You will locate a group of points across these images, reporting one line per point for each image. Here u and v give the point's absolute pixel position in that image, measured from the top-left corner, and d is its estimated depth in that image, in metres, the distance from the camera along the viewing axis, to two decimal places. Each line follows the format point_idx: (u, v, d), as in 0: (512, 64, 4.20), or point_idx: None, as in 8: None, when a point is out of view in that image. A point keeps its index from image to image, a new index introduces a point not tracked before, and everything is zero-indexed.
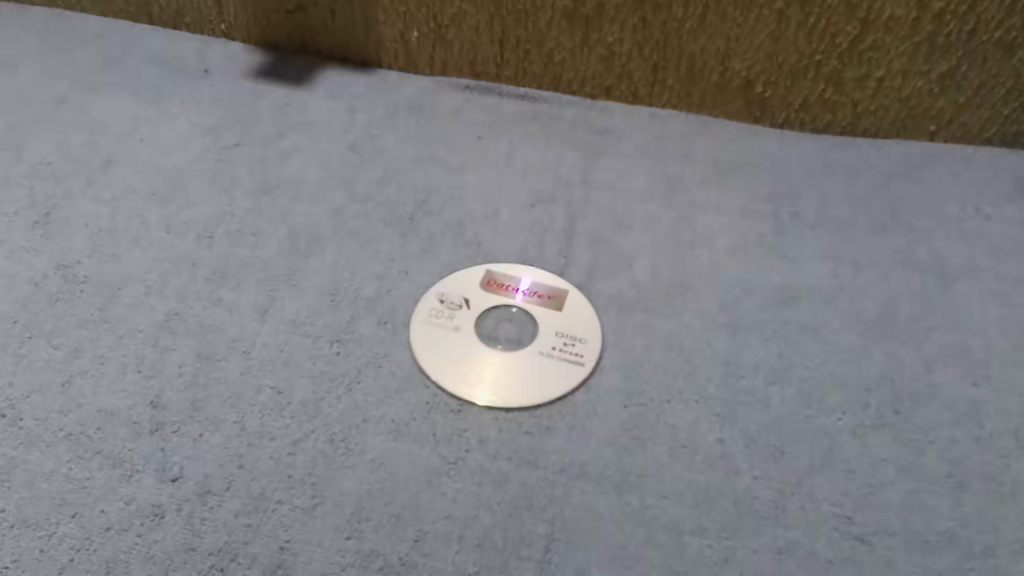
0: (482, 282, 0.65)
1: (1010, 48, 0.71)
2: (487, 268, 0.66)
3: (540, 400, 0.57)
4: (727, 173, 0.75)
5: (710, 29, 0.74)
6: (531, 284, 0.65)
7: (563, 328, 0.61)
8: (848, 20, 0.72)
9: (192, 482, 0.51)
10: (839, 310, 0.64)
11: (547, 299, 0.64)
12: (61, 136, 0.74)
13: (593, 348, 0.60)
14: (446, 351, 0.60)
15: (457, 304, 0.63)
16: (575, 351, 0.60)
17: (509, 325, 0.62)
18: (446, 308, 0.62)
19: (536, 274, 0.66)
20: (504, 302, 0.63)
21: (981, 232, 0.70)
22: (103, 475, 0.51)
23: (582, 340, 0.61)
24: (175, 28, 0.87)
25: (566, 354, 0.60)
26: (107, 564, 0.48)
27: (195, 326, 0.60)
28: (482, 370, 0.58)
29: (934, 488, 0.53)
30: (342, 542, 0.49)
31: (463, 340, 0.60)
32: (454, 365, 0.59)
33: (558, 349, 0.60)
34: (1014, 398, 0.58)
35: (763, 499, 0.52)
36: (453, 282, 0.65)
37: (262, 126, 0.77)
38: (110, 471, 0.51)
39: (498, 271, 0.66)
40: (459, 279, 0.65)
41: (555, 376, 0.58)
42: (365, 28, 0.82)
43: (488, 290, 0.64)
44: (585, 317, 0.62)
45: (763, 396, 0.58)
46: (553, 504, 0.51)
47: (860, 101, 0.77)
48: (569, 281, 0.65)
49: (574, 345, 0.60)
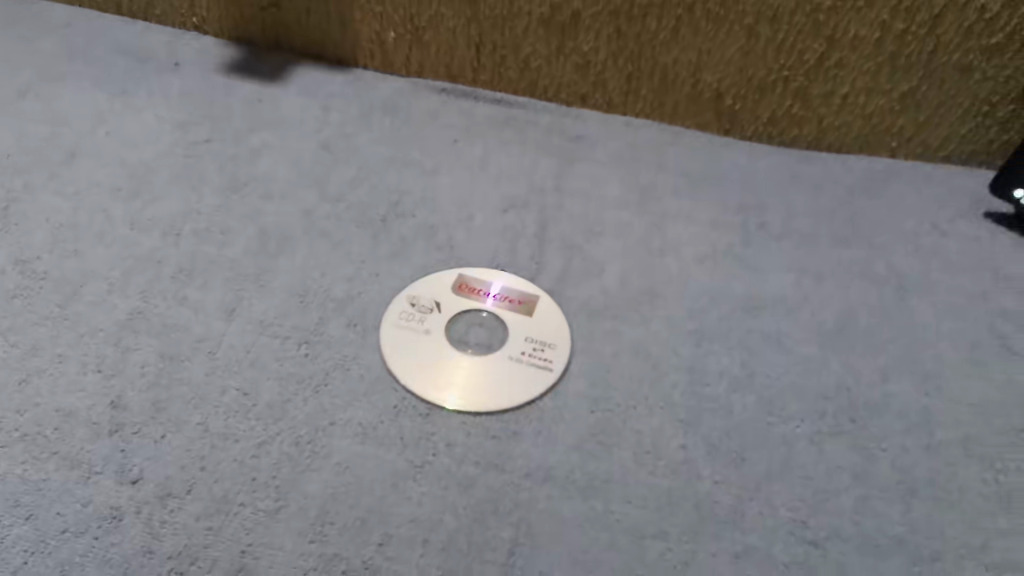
0: (454, 286, 0.65)
1: (967, 71, 0.74)
2: (459, 272, 0.66)
3: (509, 404, 0.57)
4: (697, 183, 0.77)
5: (683, 42, 0.76)
6: (502, 289, 0.65)
7: (533, 333, 0.62)
8: (815, 38, 0.74)
9: (152, 483, 0.50)
10: (801, 320, 0.66)
11: (517, 304, 0.64)
12: (22, 126, 0.72)
13: (562, 353, 0.61)
14: (416, 354, 0.60)
15: (428, 307, 0.63)
16: (544, 356, 0.61)
17: (479, 329, 0.62)
18: (416, 312, 0.63)
19: (507, 279, 0.66)
20: (475, 306, 0.64)
21: (937, 247, 0.73)
22: (60, 476, 0.50)
23: (551, 345, 0.61)
24: (145, 19, 0.85)
25: (535, 359, 0.60)
26: (63, 567, 0.47)
27: (158, 325, 0.59)
28: (452, 374, 0.59)
29: (886, 495, 0.55)
30: (305, 545, 0.49)
31: (432, 344, 0.60)
32: (424, 370, 0.59)
33: (527, 354, 0.61)
34: (963, 408, 0.60)
35: (723, 504, 0.53)
36: (425, 285, 0.65)
37: (233, 122, 0.76)
38: (68, 472, 0.50)
39: (470, 275, 0.66)
40: (431, 282, 0.65)
41: (524, 380, 0.59)
42: (340, 27, 0.81)
43: (459, 294, 0.65)
44: (554, 323, 0.63)
45: (726, 403, 0.59)
46: (518, 508, 0.52)
47: (825, 117, 0.80)
48: (539, 286, 0.66)
49: (543, 350, 0.61)
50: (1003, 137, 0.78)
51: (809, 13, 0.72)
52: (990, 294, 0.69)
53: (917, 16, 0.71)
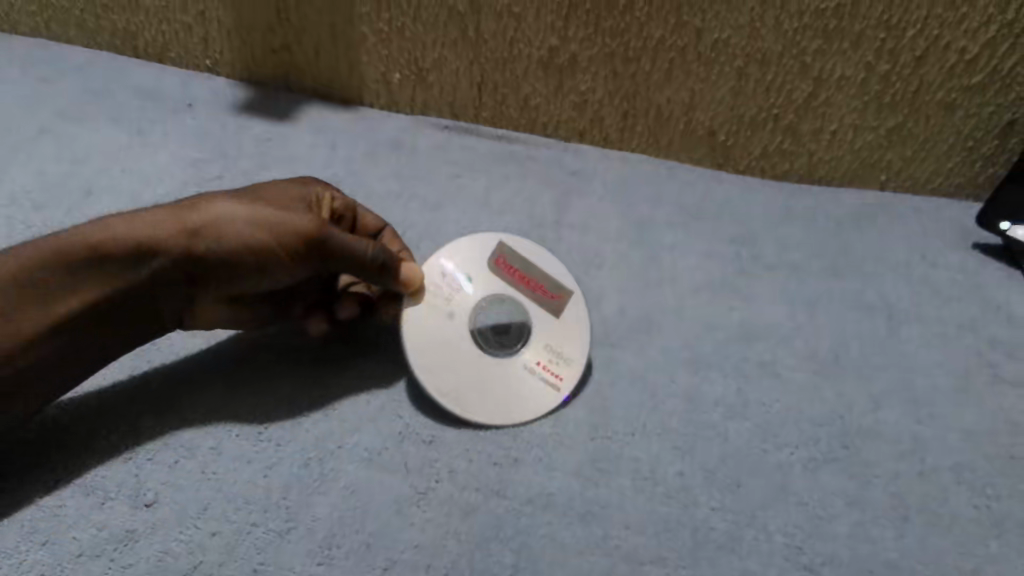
0: (492, 259, 0.65)
1: (951, 108, 0.77)
2: (500, 243, 0.66)
3: (501, 421, 0.60)
4: (691, 216, 0.79)
5: (676, 82, 0.78)
6: (537, 278, 0.65)
7: (553, 343, 0.63)
8: (802, 79, 0.76)
9: (144, 408, 0.58)
10: (796, 349, 0.68)
11: (550, 297, 0.65)
12: (40, 166, 0.76)
13: (578, 368, 0.62)
14: (432, 334, 0.61)
15: (458, 283, 0.64)
16: (556, 372, 0.62)
17: (498, 316, 0.64)
18: (446, 285, 0.63)
19: (545, 265, 0.66)
20: (503, 290, 0.64)
21: (927, 277, 0.75)
22: (36, 464, 0.55)
23: (568, 359, 0.62)
24: (160, 61, 0.88)
25: (546, 374, 0.62)
26: (115, 545, 0.53)
27: (170, 354, 0.61)
28: (457, 364, 0.61)
29: (880, 521, 0.58)
30: (310, 468, 0.57)
31: (453, 323, 0.62)
32: (434, 353, 0.61)
33: (542, 363, 0.62)
34: (954, 435, 0.63)
35: (719, 529, 0.56)
36: (462, 253, 0.65)
37: (242, 160, 0.80)
38: (73, 476, 0.55)
39: (511, 249, 0.66)
40: (468, 250, 0.65)
41: (531, 396, 0.61)
42: (349, 69, 0.84)
43: (494, 271, 0.65)
44: (576, 332, 0.64)
45: (721, 431, 0.62)
46: (519, 534, 0.55)
47: (815, 152, 0.82)
48: (573, 281, 0.66)
49: (558, 364, 0.62)
50: (988, 171, 0.81)
51: (796, 56, 0.75)
52: (980, 323, 0.71)
53: (899, 57, 0.74)
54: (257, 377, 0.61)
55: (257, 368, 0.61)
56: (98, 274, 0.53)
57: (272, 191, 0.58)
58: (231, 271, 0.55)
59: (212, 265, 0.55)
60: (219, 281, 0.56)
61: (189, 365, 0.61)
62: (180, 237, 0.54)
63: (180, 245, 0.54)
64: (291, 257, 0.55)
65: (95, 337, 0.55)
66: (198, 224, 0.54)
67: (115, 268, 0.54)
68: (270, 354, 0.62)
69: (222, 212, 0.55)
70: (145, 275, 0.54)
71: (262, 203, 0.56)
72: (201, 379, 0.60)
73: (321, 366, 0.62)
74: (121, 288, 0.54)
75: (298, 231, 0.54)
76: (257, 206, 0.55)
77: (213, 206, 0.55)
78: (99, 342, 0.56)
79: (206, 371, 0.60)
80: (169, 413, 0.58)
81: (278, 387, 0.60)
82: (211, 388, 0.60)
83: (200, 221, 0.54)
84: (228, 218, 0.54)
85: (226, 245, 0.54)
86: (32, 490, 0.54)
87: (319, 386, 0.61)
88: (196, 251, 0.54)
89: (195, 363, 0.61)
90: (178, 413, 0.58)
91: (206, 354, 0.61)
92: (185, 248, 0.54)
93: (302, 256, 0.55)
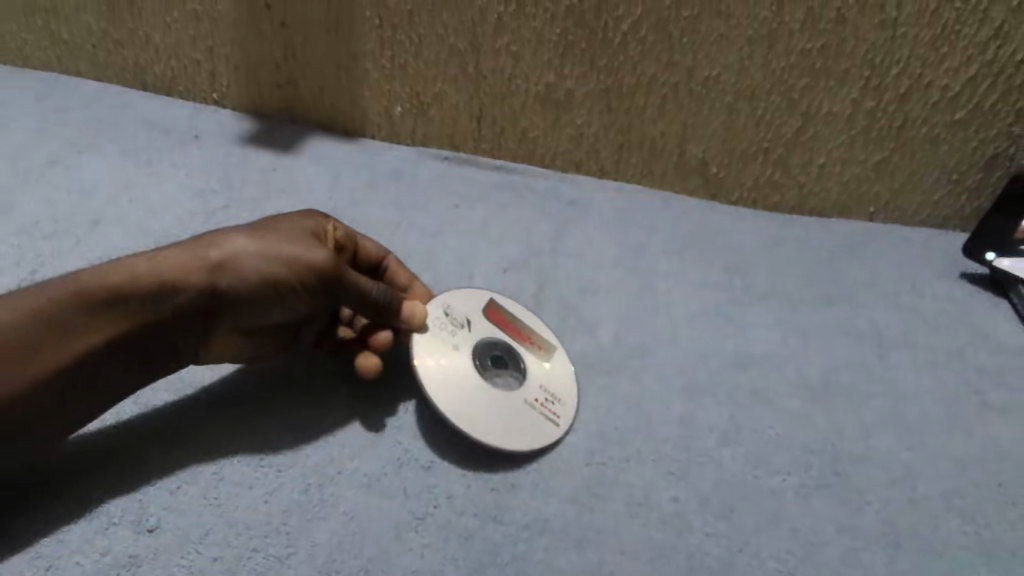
0: (486, 308, 0.68)
1: (935, 142, 0.80)
2: (490, 296, 0.69)
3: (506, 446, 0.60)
4: (685, 245, 0.81)
5: (669, 116, 0.81)
6: (527, 328, 0.68)
7: (547, 383, 0.65)
8: (791, 114, 0.79)
9: (151, 436, 0.59)
10: (788, 376, 0.69)
11: (537, 347, 0.67)
12: (48, 194, 0.78)
13: (570, 410, 0.64)
14: (441, 366, 0.62)
15: (460, 323, 0.65)
16: (554, 410, 0.63)
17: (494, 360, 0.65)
18: (449, 324, 0.65)
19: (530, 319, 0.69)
20: (499, 335, 0.66)
21: (915, 306, 0.77)
22: (40, 493, 0.55)
23: (562, 401, 0.64)
24: (168, 94, 0.91)
25: (545, 411, 0.63)
26: (118, 571, 0.52)
27: (176, 383, 0.63)
28: (465, 394, 0.61)
29: (871, 547, 0.58)
30: (309, 493, 0.57)
31: (458, 357, 0.63)
32: (442, 385, 0.61)
33: (541, 402, 0.63)
34: (944, 462, 0.64)
35: (713, 555, 0.57)
36: (460, 300, 0.67)
37: (246, 189, 0.82)
38: (81, 503, 0.55)
39: (501, 302, 0.69)
40: (466, 297, 0.68)
41: (533, 428, 0.62)
42: (352, 103, 0.86)
43: (489, 319, 0.67)
44: (564, 378, 0.66)
45: (715, 457, 0.63)
46: (515, 559, 0.55)
47: (805, 184, 0.84)
48: (556, 338, 0.69)
49: (554, 403, 0.64)
50: (972, 204, 0.84)
51: (784, 92, 0.78)
52: (968, 351, 0.73)
53: (884, 94, 0.77)
54: (265, 406, 0.62)
55: (267, 398, 0.63)
56: (122, 310, 0.54)
57: (286, 224, 0.60)
58: (252, 304, 0.57)
59: (235, 300, 0.57)
60: (241, 313, 0.57)
61: (197, 397, 0.62)
62: (201, 273, 0.56)
63: (204, 281, 0.56)
64: (313, 289, 0.57)
65: (116, 370, 0.55)
66: (221, 261, 0.56)
67: (140, 303, 0.54)
68: (279, 385, 0.64)
69: (243, 249, 0.57)
70: (170, 309, 0.55)
71: (279, 238, 0.58)
72: (208, 409, 0.61)
73: (326, 394, 0.64)
74: (142, 323, 0.55)
75: (315, 264, 0.57)
76: (278, 242, 0.57)
77: (233, 244, 0.57)
78: (119, 374, 0.56)
79: (213, 402, 0.62)
80: (177, 442, 0.59)
81: (287, 415, 0.62)
82: (218, 417, 0.61)
83: (224, 258, 0.56)
84: (251, 255, 0.56)
85: (247, 279, 0.56)
86: (36, 520, 0.54)
87: (338, 414, 0.63)
88: (216, 286, 0.56)
89: (203, 395, 0.62)
90: (185, 443, 0.59)
91: (213, 387, 0.63)
92: (206, 283, 0.55)
93: (323, 289, 0.57)
